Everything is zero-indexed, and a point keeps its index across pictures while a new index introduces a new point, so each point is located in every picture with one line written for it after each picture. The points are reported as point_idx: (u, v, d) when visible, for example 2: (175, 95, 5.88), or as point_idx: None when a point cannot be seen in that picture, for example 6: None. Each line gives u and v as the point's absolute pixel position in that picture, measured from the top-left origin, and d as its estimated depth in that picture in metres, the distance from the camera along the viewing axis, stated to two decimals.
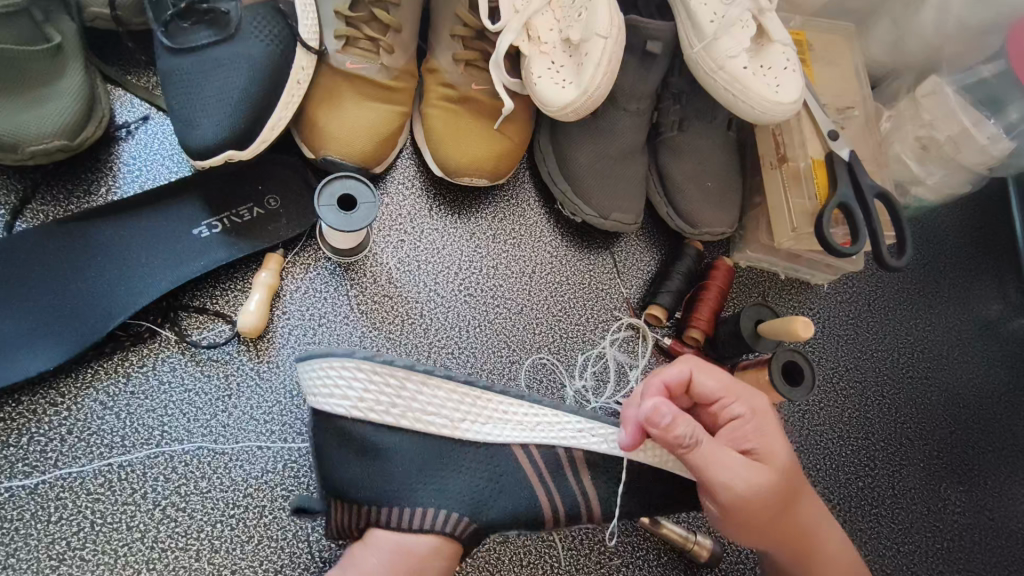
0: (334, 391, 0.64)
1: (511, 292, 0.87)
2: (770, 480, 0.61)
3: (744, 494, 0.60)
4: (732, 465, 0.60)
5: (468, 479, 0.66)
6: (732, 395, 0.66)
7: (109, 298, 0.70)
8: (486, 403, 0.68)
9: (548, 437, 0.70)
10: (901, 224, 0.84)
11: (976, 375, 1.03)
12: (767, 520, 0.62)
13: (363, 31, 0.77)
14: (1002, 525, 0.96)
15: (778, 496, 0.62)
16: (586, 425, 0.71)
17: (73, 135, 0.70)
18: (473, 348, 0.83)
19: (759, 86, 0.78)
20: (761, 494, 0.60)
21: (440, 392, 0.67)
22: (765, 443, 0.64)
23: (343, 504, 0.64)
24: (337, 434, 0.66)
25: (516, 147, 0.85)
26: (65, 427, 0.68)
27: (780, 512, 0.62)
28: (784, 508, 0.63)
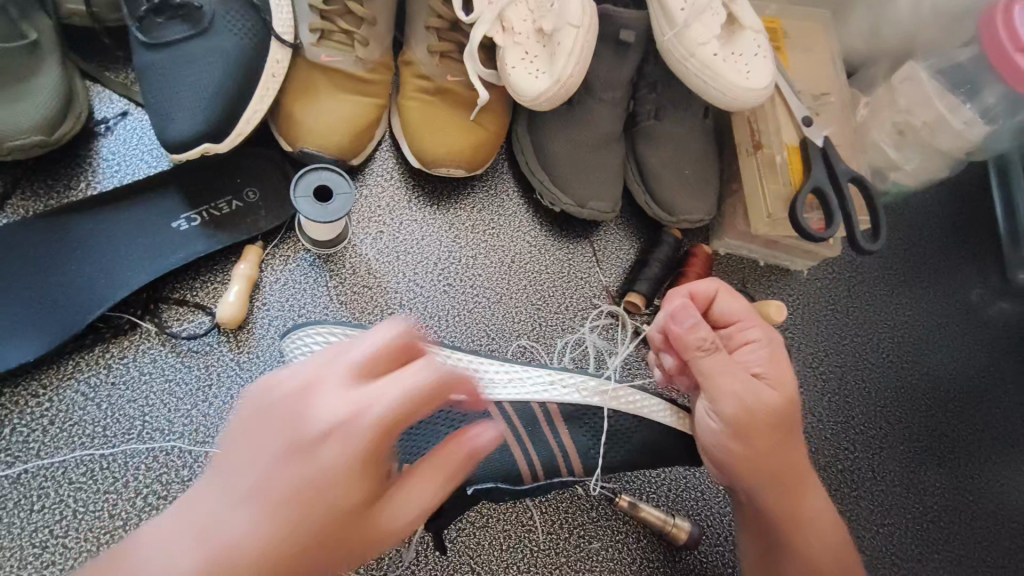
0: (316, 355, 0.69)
1: (491, 280, 0.88)
2: (774, 401, 0.62)
3: (748, 404, 0.62)
4: (744, 383, 0.62)
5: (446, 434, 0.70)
6: (749, 318, 0.68)
7: (89, 291, 0.71)
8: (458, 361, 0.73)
9: (522, 393, 0.72)
10: (875, 209, 0.85)
11: (957, 358, 1.03)
12: (772, 444, 0.63)
13: (337, 24, 0.78)
14: (984, 506, 0.97)
15: (787, 421, 0.63)
16: (557, 378, 0.73)
17: (51, 131, 0.71)
18: (453, 337, 0.85)
19: (730, 72, 0.79)
20: (766, 413, 0.62)
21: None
22: (775, 371, 0.65)
23: None
24: None
25: (493, 137, 0.86)
26: (47, 418, 0.70)
27: (786, 440, 0.64)
28: (792, 436, 0.64)
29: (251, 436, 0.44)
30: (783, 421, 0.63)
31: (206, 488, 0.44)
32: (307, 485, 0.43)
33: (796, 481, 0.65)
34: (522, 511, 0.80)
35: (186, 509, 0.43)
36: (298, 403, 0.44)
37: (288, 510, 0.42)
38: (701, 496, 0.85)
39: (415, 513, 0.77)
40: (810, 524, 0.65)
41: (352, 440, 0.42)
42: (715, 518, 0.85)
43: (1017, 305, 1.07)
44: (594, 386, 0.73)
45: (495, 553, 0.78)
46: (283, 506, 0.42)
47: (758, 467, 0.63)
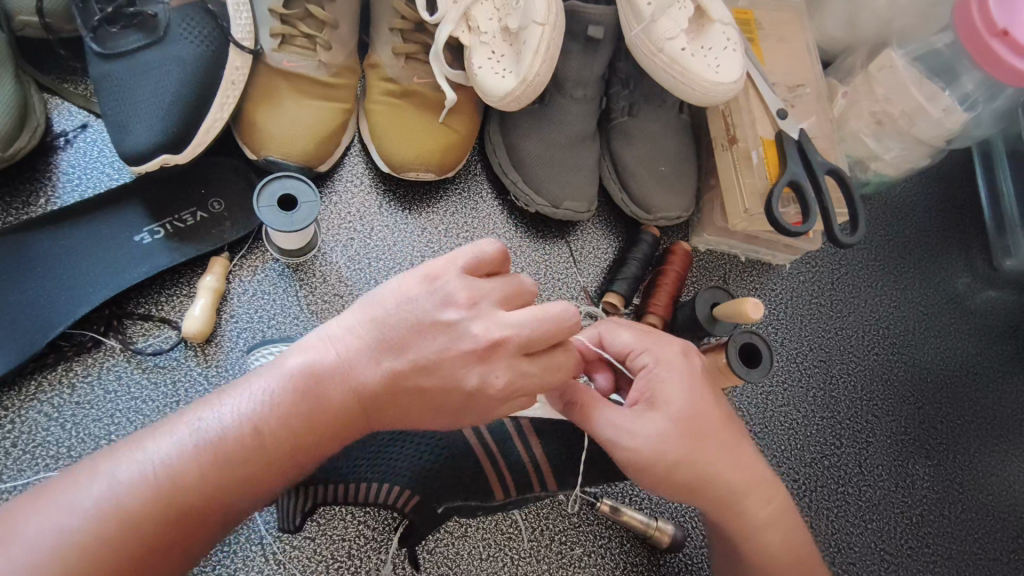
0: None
1: None
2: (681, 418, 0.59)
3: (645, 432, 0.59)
4: (625, 422, 0.59)
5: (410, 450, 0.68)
6: (640, 345, 0.64)
7: (49, 310, 0.70)
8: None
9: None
10: (854, 201, 0.83)
11: (944, 348, 1.02)
12: (691, 466, 0.59)
13: (298, 29, 0.77)
14: (972, 498, 0.96)
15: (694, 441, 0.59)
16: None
17: (5, 146, 0.70)
18: None
19: (699, 67, 0.78)
20: (667, 436, 0.59)
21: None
22: (668, 391, 0.61)
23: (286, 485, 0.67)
24: None
25: (462, 137, 0.85)
26: (9, 440, 0.68)
27: (701, 461, 0.59)
28: (708, 456, 0.59)
29: (383, 335, 0.52)
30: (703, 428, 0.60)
31: (309, 378, 0.51)
32: (452, 403, 0.53)
33: (730, 498, 0.60)
34: (499, 519, 0.78)
35: (310, 392, 0.51)
36: (443, 340, 0.52)
37: (406, 396, 0.52)
38: None
39: (391, 526, 0.75)
40: (765, 533, 0.61)
41: (473, 397, 0.52)
42: (699, 520, 0.83)
43: (1003, 293, 1.06)
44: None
45: (475, 563, 0.76)
46: (401, 393, 0.52)
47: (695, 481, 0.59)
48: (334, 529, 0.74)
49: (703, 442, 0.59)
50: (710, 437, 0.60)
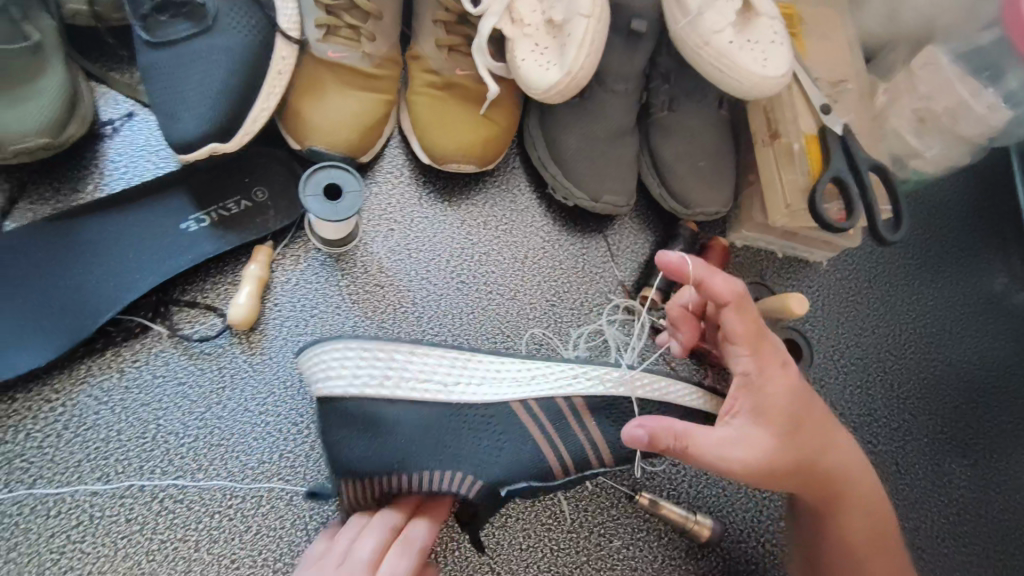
0: (338, 372, 0.66)
1: (506, 273, 0.87)
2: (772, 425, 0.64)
3: (749, 457, 0.63)
4: (735, 441, 0.63)
5: (474, 442, 0.68)
6: (747, 342, 0.66)
7: (99, 296, 0.70)
8: (478, 365, 0.70)
9: (544, 384, 0.71)
10: (897, 197, 0.83)
11: (982, 349, 1.01)
12: (786, 457, 0.64)
13: (344, 20, 0.77)
14: (1012, 500, 0.94)
15: (801, 440, 0.65)
16: (582, 371, 0.72)
17: (57, 133, 0.71)
18: (468, 327, 0.84)
19: (746, 60, 0.77)
20: (766, 452, 0.63)
21: (437, 358, 0.69)
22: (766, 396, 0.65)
23: (349, 482, 0.66)
24: (348, 437, 0.66)
25: (503, 130, 0.84)
26: (61, 423, 0.70)
27: (807, 451, 0.66)
28: (799, 443, 0.65)
29: None
30: (795, 416, 0.65)
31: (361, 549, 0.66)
32: None
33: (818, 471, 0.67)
34: (537, 507, 0.78)
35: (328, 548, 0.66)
36: None
37: None
38: (723, 492, 0.83)
39: None
40: (837, 495, 0.69)
41: None
42: (738, 514, 0.83)
43: None
44: (617, 377, 0.72)
45: (515, 553, 0.76)
46: None
47: (787, 468, 0.65)
48: None
49: (790, 432, 0.65)
50: (791, 430, 0.65)
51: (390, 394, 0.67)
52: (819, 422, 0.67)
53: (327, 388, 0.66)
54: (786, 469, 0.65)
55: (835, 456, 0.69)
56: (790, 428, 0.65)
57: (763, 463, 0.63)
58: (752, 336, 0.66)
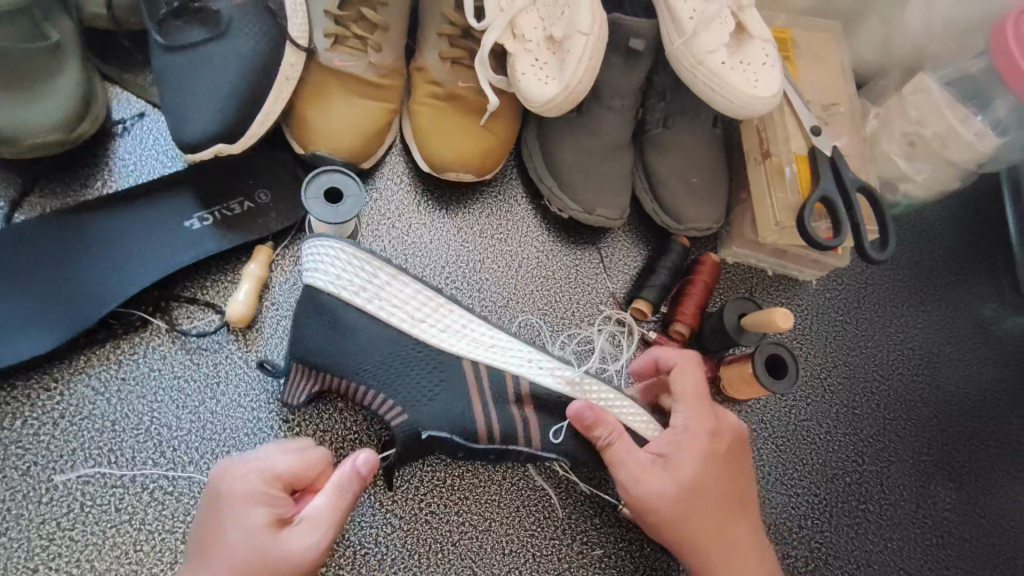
0: (323, 266, 0.70)
1: (497, 260, 0.90)
2: (681, 485, 0.67)
3: (651, 496, 0.67)
4: (638, 474, 0.67)
5: (415, 379, 0.72)
6: (688, 404, 0.71)
7: (102, 288, 0.72)
8: (450, 314, 0.74)
9: (498, 358, 0.74)
10: (884, 218, 0.85)
11: (969, 374, 1.02)
12: (684, 517, 0.67)
13: (352, 30, 0.80)
14: (994, 522, 0.95)
15: (693, 503, 0.67)
16: (532, 356, 0.75)
17: (69, 129, 0.73)
18: (465, 283, 0.88)
19: (738, 81, 0.80)
20: (670, 498, 0.67)
21: (407, 291, 0.72)
22: (680, 455, 0.68)
23: (299, 367, 0.72)
24: (312, 325, 0.71)
25: (501, 141, 0.87)
26: (58, 411, 0.71)
27: (700, 518, 0.67)
28: (695, 513, 0.67)
29: None
30: (704, 485, 0.68)
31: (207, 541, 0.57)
32: None
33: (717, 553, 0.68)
34: (521, 514, 0.79)
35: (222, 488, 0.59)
36: None
37: None
38: None
39: (418, 516, 0.77)
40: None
41: None
42: None
43: None
44: (569, 375, 0.75)
45: (498, 558, 0.77)
46: None
47: (685, 524, 0.67)
48: (363, 516, 0.76)
49: (699, 495, 0.68)
50: (701, 495, 0.68)
51: (362, 305, 0.71)
52: (725, 499, 0.69)
53: (311, 279, 0.71)
54: (681, 522, 0.67)
55: (727, 538, 0.69)
56: (700, 494, 0.68)
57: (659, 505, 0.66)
58: (689, 396, 0.71)
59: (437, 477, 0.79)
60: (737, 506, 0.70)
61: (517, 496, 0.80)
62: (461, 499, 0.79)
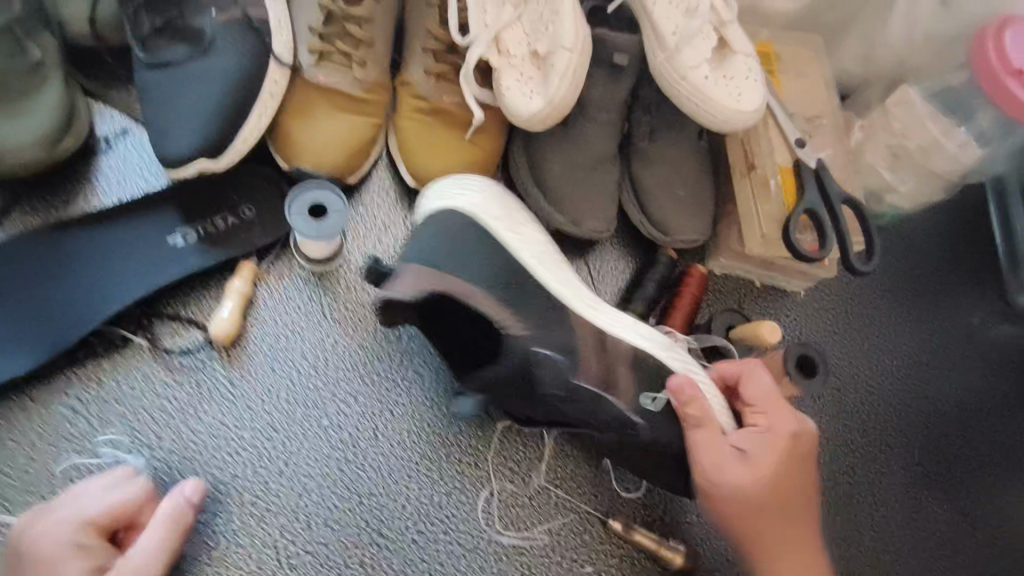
0: (435, 237, 0.78)
1: None
2: (761, 474, 0.71)
3: (747, 481, 0.71)
4: (711, 462, 0.71)
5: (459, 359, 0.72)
6: (768, 406, 0.73)
7: (83, 307, 0.72)
8: (491, 298, 0.75)
9: (604, 321, 0.78)
10: (869, 229, 0.85)
11: (958, 383, 1.02)
12: (764, 501, 0.71)
13: (336, 46, 0.80)
14: (985, 533, 0.95)
15: (755, 502, 0.71)
16: (638, 325, 0.78)
17: (49, 147, 0.73)
18: None
19: (721, 96, 0.81)
20: (748, 484, 0.70)
21: (514, 258, 0.79)
22: (758, 448, 0.71)
23: None
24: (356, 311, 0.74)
25: (487, 155, 0.87)
26: (37, 432, 0.71)
27: (752, 503, 0.71)
28: (758, 500, 0.71)
29: None
30: (779, 475, 0.71)
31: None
32: None
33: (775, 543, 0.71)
34: (509, 531, 0.79)
35: None
36: None
37: None
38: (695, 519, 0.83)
39: (404, 535, 0.76)
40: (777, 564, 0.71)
41: None
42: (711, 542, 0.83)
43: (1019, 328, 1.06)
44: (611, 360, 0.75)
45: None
46: None
47: (750, 507, 0.71)
48: (348, 535, 0.75)
49: (772, 483, 0.71)
50: (779, 485, 0.71)
51: (463, 267, 0.76)
52: (784, 503, 0.71)
53: (416, 250, 0.78)
54: (750, 504, 0.71)
55: (784, 527, 0.72)
56: (773, 484, 0.71)
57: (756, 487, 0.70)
58: (766, 401, 0.73)
59: (425, 494, 0.78)
60: (800, 515, 0.72)
61: (505, 513, 0.79)
62: (448, 516, 0.78)
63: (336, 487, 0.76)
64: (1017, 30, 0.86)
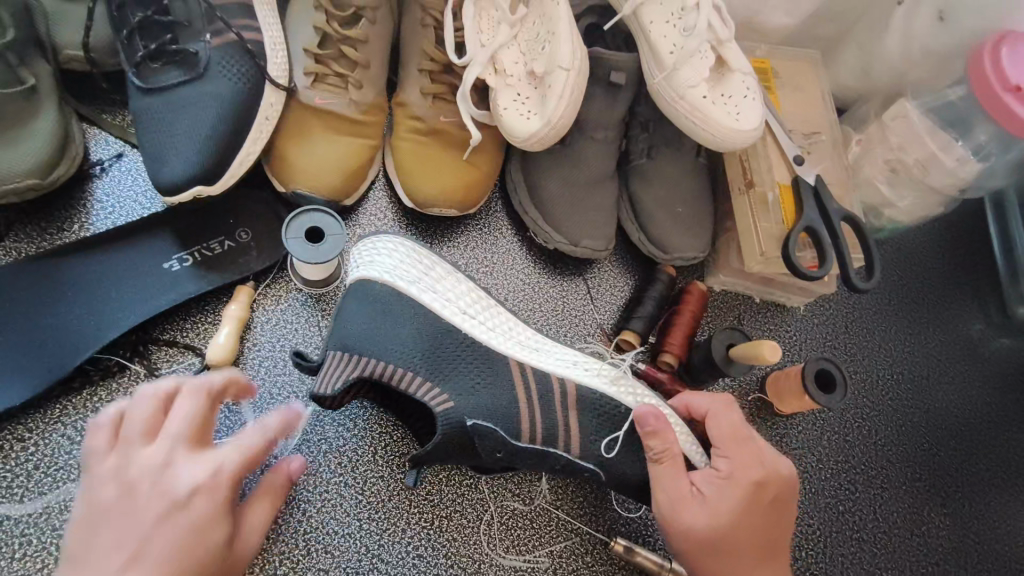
0: (381, 258, 0.76)
1: None
2: (729, 517, 0.65)
3: (713, 526, 0.64)
4: (676, 502, 0.66)
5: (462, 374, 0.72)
6: (730, 446, 0.69)
7: (78, 334, 0.71)
8: (498, 314, 0.79)
9: (546, 361, 0.76)
10: (869, 246, 0.84)
11: (959, 396, 1.02)
12: (732, 548, 0.64)
13: (332, 68, 0.80)
14: (988, 547, 0.95)
15: (724, 548, 0.64)
16: (582, 361, 0.78)
17: (44, 174, 0.72)
18: None
19: (719, 115, 0.80)
20: (712, 530, 0.64)
21: (461, 292, 0.78)
22: (719, 489, 0.66)
23: (338, 353, 0.68)
24: (355, 313, 0.72)
25: (484, 175, 0.87)
26: (32, 462, 0.70)
27: (721, 552, 0.64)
28: (729, 546, 0.64)
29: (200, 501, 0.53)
30: (746, 518, 0.65)
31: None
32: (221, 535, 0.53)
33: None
34: (511, 555, 0.78)
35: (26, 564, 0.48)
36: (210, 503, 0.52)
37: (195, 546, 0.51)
38: None
39: (405, 560, 0.75)
40: None
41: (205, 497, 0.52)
42: None
43: (1018, 341, 1.06)
44: (614, 376, 0.77)
45: None
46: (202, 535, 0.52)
47: (716, 556, 0.64)
48: (348, 561, 0.74)
49: (738, 527, 0.65)
50: (749, 530, 0.65)
51: (416, 295, 0.75)
52: (761, 551, 0.65)
53: (362, 272, 0.75)
54: (715, 553, 0.65)
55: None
56: (741, 529, 0.65)
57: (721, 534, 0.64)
58: (729, 438, 0.69)
59: (425, 519, 0.77)
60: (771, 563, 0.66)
61: (506, 536, 0.79)
62: (448, 541, 0.77)
63: (336, 513, 0.75)
64: (1014, 45, 0.86)
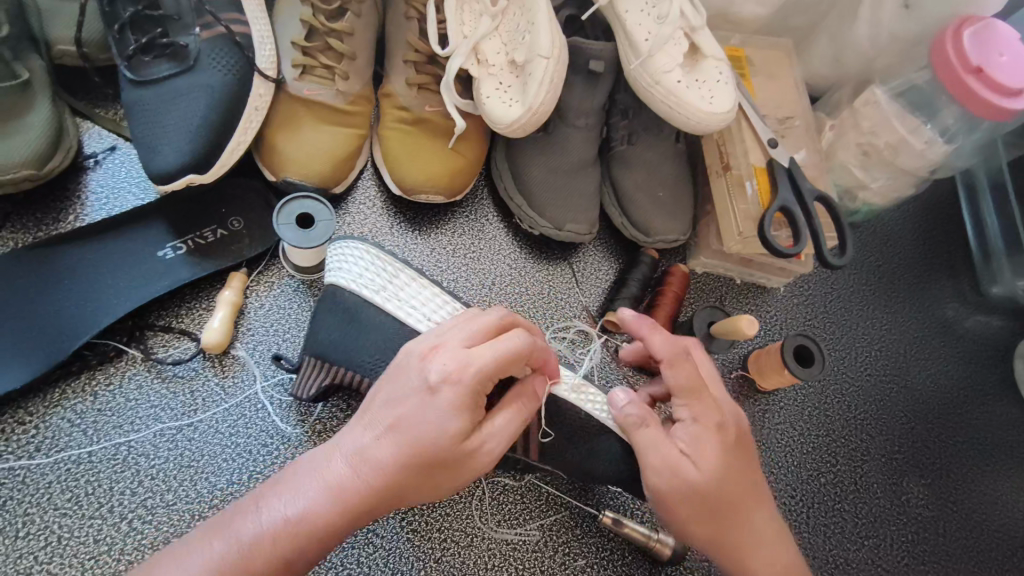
0: (348, 265, 0.74)
1: (468, 282, 0.91)
2: (716, 461, 0.63)
3: (703, 475, 0.62)
4: (665, 468, 0.63)
5: None
6: (693, 395, 0.65)
7: (76, 319, 0.73)
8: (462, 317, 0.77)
9: None
10: (842, 226, 0.87)
11: (935, 372, 1.05)
12: (724, 490, 0.63)
13: (319, 60, 0.82)
14: (965, 516, 0.97)
15: (718, 496, 0.63)
16: None
17: (40, 165, 0.74)
18: None
19: (694, 98, 0.83)
20: (706, 477, 0.62)
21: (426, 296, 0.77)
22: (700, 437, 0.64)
23: (312, 360, 0.73)
24: (326, 325, 0.73)
25: (469, 162, 0.89)
26: (33, 444, 0.71)
27: (718, 497, 0.63)
28: (724, 488, 0.63)
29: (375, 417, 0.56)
30: (730, 458, 0.64)
31: (210, 527, 0.54)
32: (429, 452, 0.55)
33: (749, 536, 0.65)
34: (502, 529, 0.80)
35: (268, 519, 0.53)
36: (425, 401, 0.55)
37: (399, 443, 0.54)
38: None
39: (398, 534, 0.77)
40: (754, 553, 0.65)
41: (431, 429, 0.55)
42: None
43: (992, 318, 1.09)
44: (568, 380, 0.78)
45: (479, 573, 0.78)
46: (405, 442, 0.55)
47: (711, 503, 0.63)
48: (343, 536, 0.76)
49: (725, 468, 0.63)
50: (734, 469, 0.64)
51: (380, 303, 0.74)
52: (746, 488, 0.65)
53: (333, 277, 0.74)
54: (709, 502, 0.63)
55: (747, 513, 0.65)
56: (727, 470, 0.63)
57: (713, 481, 0.62)
58: (688, 391, 0.65)
59: None
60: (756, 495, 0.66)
61: (497, 510, 0.81)
62: (440, 515, 0.79)
63: None
64: (976, 30, 0.89)
